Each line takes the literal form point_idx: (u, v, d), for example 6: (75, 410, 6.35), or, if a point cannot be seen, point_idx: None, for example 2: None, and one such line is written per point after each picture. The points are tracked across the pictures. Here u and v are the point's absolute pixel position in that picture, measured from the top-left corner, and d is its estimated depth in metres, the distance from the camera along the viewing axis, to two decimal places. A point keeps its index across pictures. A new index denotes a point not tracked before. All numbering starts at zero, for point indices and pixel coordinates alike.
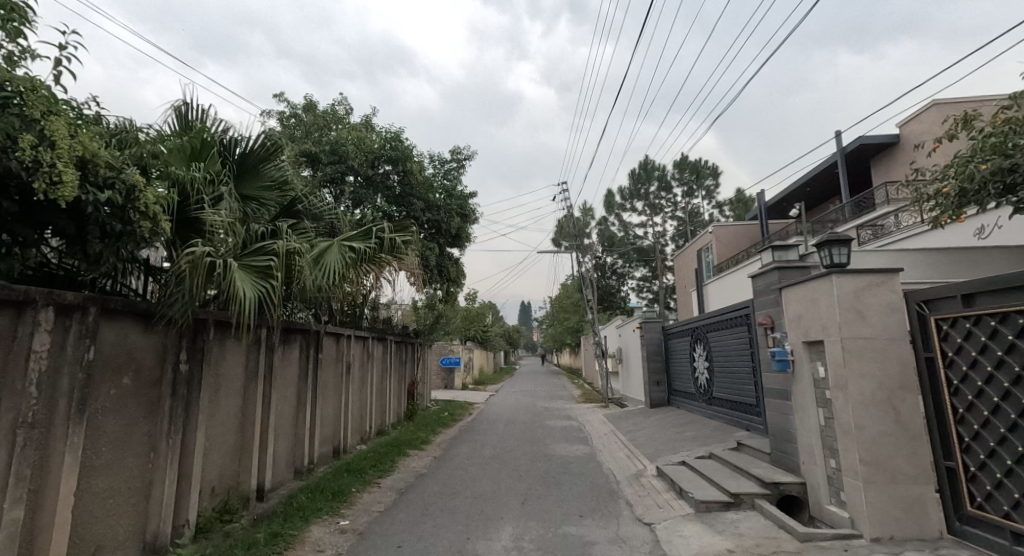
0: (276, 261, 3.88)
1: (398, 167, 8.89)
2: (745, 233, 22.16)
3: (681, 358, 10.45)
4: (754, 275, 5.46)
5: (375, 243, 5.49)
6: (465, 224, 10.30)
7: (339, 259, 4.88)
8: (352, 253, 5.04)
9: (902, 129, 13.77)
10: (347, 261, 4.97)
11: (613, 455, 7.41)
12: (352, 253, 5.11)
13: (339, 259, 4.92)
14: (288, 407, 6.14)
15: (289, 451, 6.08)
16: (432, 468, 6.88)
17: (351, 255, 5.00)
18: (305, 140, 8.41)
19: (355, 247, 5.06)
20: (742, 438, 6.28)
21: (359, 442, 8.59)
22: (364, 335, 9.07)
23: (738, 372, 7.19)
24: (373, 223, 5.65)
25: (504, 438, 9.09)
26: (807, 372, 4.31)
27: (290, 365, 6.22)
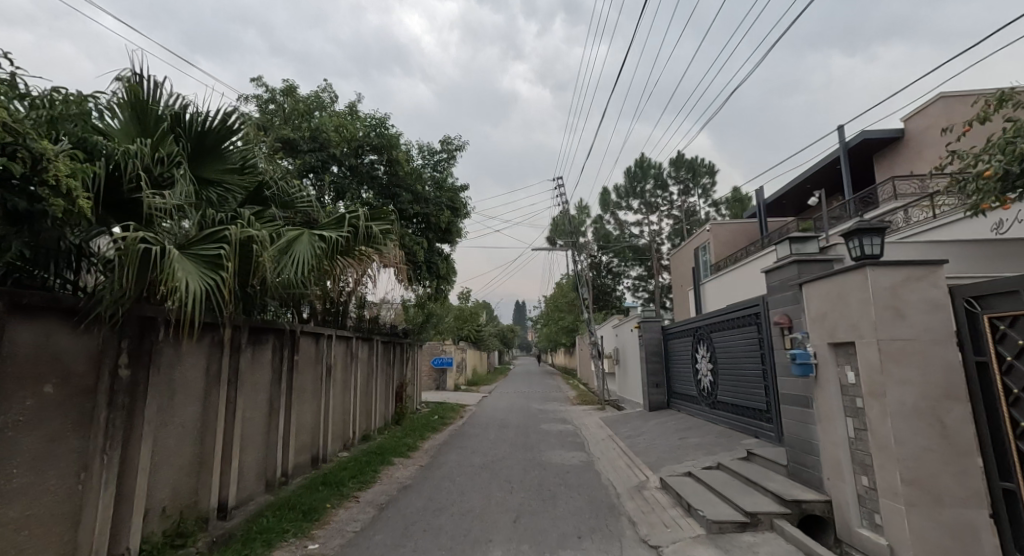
0: (228, 250, 3.36)
1: (383, 156, 8.37)
2: (743, 231, 21.79)
3: (681, 359, 10.02)
4: (768, 269, 5.00)
5: (351, 232, 4.96)
6: (455, 220, 9.80)
7: (309, 250, 4.34)
8: (325, 244, 4.51)
9: (906, 123, 13.39)
10: (317, 252, 4.45)
11: (612, 463, 6.93)
12: (323, 243, 4.57)
13: (309, 249, 4.39)
14: (258, 414, 5.62)
15: (259, 462, 5.56)
16: (417, 479, 6.37)
17: (324, 246, 4.47)
18: (284, 126, 7.86)
19: (329, 237, 4.54)
20: (752, 447, 5.81)
21: (341, 449, 8.06)
22: (348, 335, 8.55)
23: (745, 374, 6.74)
24: (348, 211, 5.12)
25: (497, 444, 8.59)
26: (833, 377, 3.84)
27: (261, 367, 5.69)
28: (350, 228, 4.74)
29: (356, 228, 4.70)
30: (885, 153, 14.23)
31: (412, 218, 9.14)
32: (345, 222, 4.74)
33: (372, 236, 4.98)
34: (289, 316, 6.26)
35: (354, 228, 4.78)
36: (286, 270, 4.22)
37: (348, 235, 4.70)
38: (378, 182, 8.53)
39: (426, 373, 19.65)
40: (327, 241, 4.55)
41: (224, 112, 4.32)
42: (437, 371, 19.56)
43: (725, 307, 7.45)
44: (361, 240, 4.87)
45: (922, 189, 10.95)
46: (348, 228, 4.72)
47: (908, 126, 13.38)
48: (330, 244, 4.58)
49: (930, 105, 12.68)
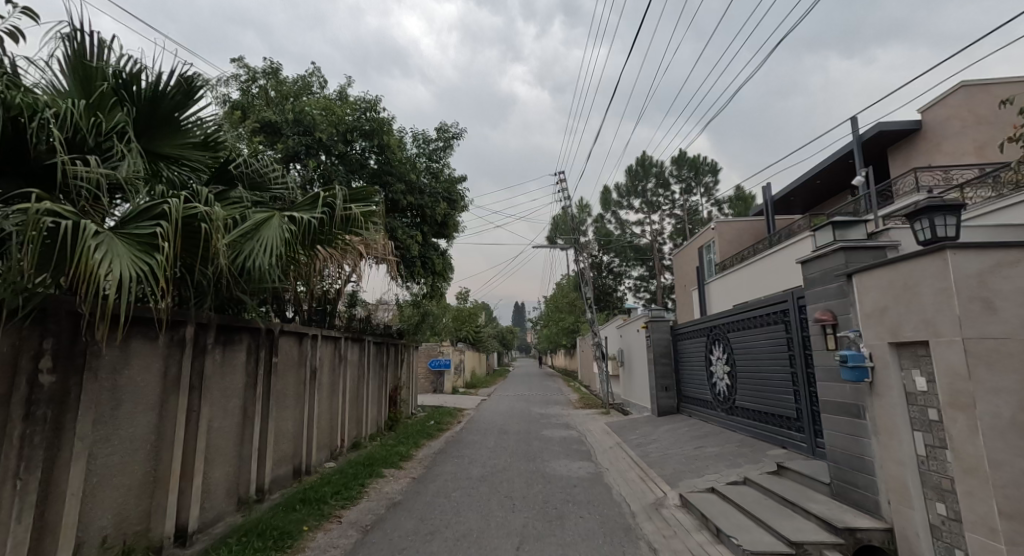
0: (166, 227, 2.73)
1: (374, 143, 7.75)
2: (750, 229, 21.18)
3: (693, 362, 9.42)
4: (805, 259, 4.41)
5: (327, 214, 4.24)
6: (452, 212, 9.19)
7: (278, 235, 3.71)
8: (297, 225, 3.87)
9: (924, 114, 12.82)
10: (287, 236, 3.81)
11: (623, 476, 6.32)
12: (295, 226, 3.94)
13: (278, 233, 3.76)
14: (230, 423, 5.00)
15: (230, 476, 4.94)
16: (408, 495, 5.75)
17: (295, 228, 3.84)
18: (266, 108, 7.24)
19: (299, 217, 3.89)
20: (783, 460, 5.20)
21: (328, 458, 7.43)
22: (336, 335, 7.92)
23: (769, 377, 6.18)
24: (324, 189, 4.39)
25: (496, 453, 7.96)
26: (896, 383, 3.24)
27: (232, 370, 5.07)
28: (327, 207, 4.08)
29: (336, 206, 4.04)
30: (901, 146, 13.66)
31: (405, 210, 8.54)
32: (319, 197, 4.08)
33: (357, 216, 4.31)
34: (267, 313, 5.66)
35: (330, 205, 4.12)
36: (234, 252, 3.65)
37: (325, 214, 4.05)
38: (368, 170, 7.90)
39: (423, 375, 19.02)
40: (298, 221, 3.88)
41: (181, 75, 3.69)
42: (434, 373, 18.90)
43: (747, 304, 6.87)
44: (345, 223, 4.22)
45: (945, 182, 10.37)
46: (324, 206, 4.06)
47: (926, 117, 12.82)
48: (301, 225, 3.93)
49: (951, 94, 12.12)
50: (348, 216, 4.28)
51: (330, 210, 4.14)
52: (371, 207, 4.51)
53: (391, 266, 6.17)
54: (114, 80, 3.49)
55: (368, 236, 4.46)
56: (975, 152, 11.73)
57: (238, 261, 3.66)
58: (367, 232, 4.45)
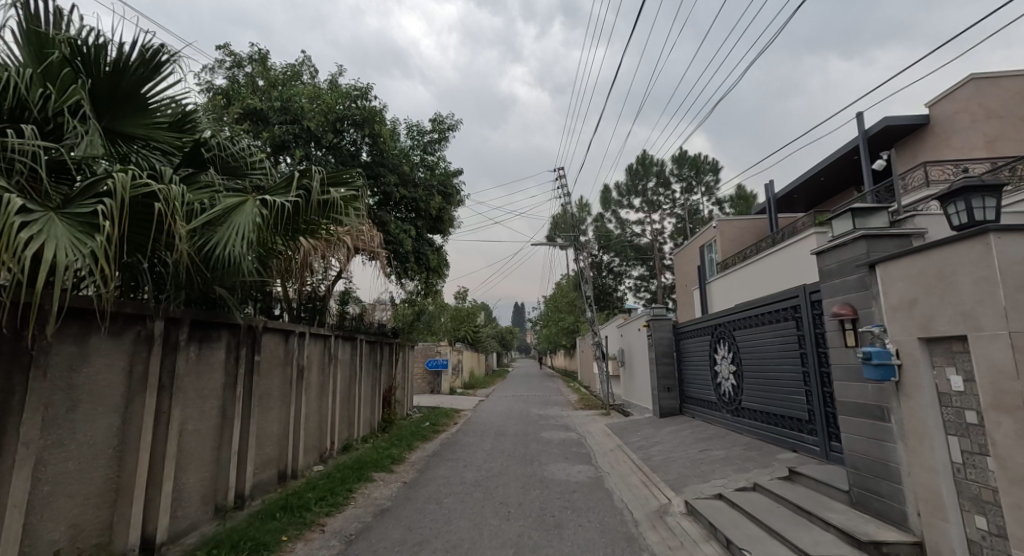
0: (109, 206, 2.43)
1: (365, 134, 7.45)
2: (752, 227, 20.90)
3: (697, 361, 9.09)
4: (820, 250, 4.12)
5: (304, 198, 3.79)
6: (447, 207, 8.91)
7: (250, 219, 3.40)
8: (269, 209, 3.54)
9: (931, 109, 12.54)
10: (260, 220, 3.48)
11: (625, 480, 6.02)
12: (269, 210, 3.59)
13: (250, 217, 3.43)
14: (207, 426, 4.70)
15: (206, 481, 4.63)
16: (398, 501, 5.44)
17: (267, 212, 3.52)
18: (252, 96, 6.94)
19: (271, 201, 3.56)
20: (794, 464, 4.90)
21: (316, 462, 7.13)
22: (325, 333, 7.61)
23: (776, 376, 5.90)
24: (302, 171, 3.90)
25: (492, 456, 7.65)
26: (927, 382, 2.95)
27: (209, 369, 4.74)
28: (303, 190, 3.74)
29: (312, 189, 3.70)
30: (908, 142, 13.39)
31: (398, 203, 8.25)
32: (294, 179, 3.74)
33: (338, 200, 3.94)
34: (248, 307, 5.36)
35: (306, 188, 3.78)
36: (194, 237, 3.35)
37: (301, 198, 3.71)
38: (360, 162, 7.60)
39: (420, 376, 18.69)
40: (270, 205, 3.55)
41: (143, 45, 3.36)
42: (431, 374, 18.57)
43: (753, 301, 6.59)
44: (324, 209, 3.87)
45: (955, 177, 10.10)
46: (300, 189, 3.73)
47: (934, 111, 12.55)
48: (273, 210, 3.60)
49: (960, 88, 11.85)
50: (328, 201, 3.93)
51: (307, 193, 3.79)
52: (353, 191, 4.13)
53: (380, 260, 5.91)
54: (67, 49, 3.16)
55: (350, 224, 4.09)
56: (985, 146, 11.45)
57: (204, 249, 3.36)
58: (348, 219, 4.07)
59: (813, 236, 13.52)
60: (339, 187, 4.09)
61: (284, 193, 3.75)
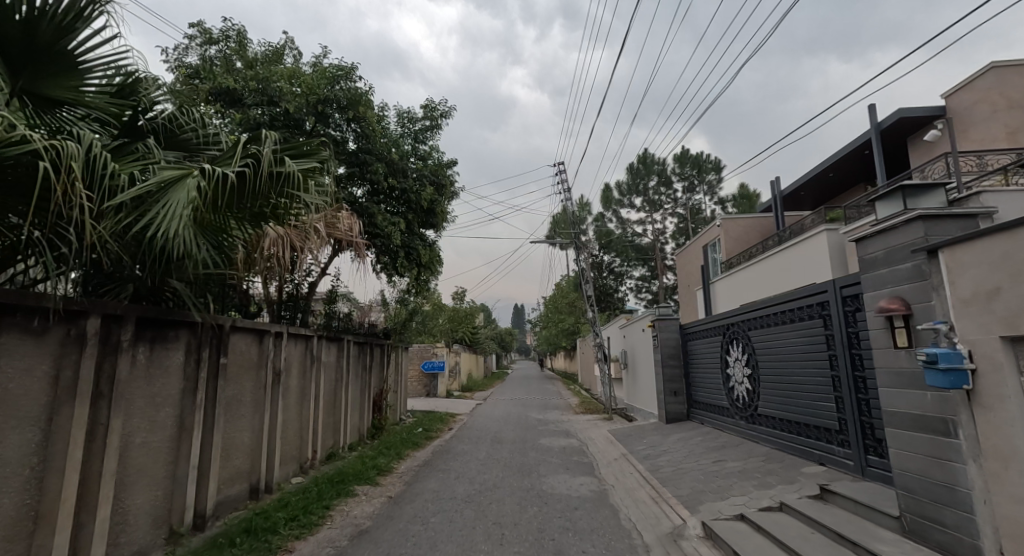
0: None
1: (350, 118, 6.95)
2: (757, 226, 20.36)
3: (707, 364, 8.51)
4: (860, 237, 3.58)
5: (255, 169, 3.18)
6: (440, 200, 8.38)
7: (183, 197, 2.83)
8: (207, 181, 2.95)
9: (948, 100, 12.06)
10: (197, 196, 2.89)
11: (632, 496, 5.44)
12: (209, 184, 3.00)
13: (184, 195, 2.86)
14: (161, 438, 4.13)
15: (158, 501, 4.08)
16: (379, 520, 4.87)
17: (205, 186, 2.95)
18: (225, 75, 6.41)
19: (211, 173, 2.99)
20: (826, 482, 4.33)
21: (294, 474, 6.55)
22: (307, 334, 7.05)
23: (798, 381, 5.34)
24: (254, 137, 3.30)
25: (487, 466, 7.08)
26: (1014, 391, 2.42)
27: (163, 373, 4.17)
28: (251, 161, 3.14)
29: (261, 159, 3.09)
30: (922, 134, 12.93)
31: (387, 195, 7.74)
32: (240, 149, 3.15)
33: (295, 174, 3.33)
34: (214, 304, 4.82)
35: (256, 159, 3.18)
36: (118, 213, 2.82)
37: (249, 170, 3.11)
38: (346, 151, 7.14)
39: (415, 378, 18.11)
40: (208, 176, 2.97)
41: None
42: (427, 376, 17.99)
43: (771, 299, 6.04)
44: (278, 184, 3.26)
45: (977, 169, 9.58)
46: (247, 159, 3.13)
47: (950, 102, 12.08)
48: (215, 183, 3.03)
49: (979, 77, 11.34)
50: (284, 175, 3.31)
51: (256, 165, 3.18)
52: (316, 165, 3.51)
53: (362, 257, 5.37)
54: None
55: (311, 205, 3.45)
56: (1007, 138, 10.89)
57: (133, 229, 2.81)
58: (309, 198, 3.44)
59: (824, 234, 12.99)
60: (301, 159, 3.50)
61: (228, 163, 3.15)
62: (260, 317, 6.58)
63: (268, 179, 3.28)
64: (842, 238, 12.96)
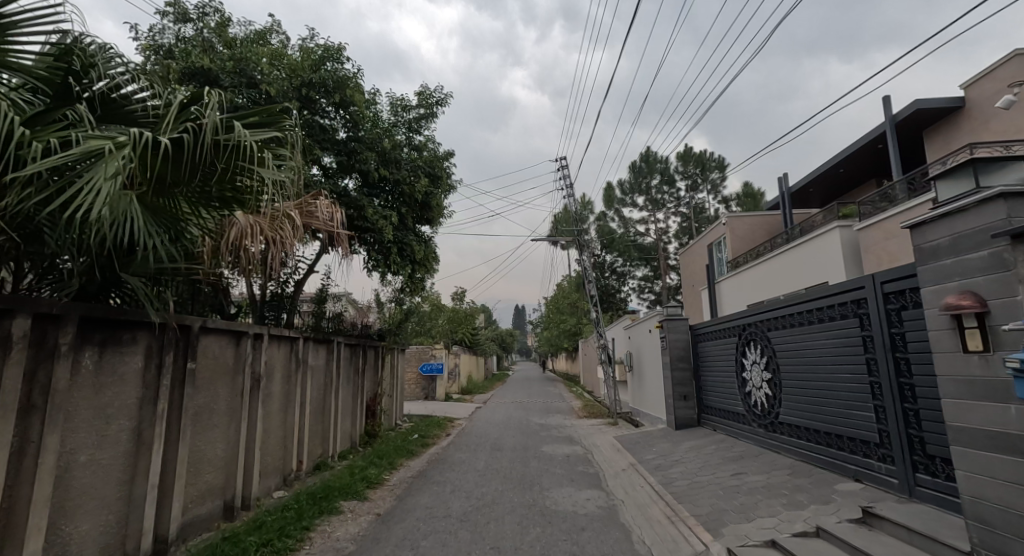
0: None
1: (335, 103, 6.50)
2: (763, 224, 19.86)
3: (721, 366, 8.00)
4: (915, 223, 3.10)
5: (192, 134, 2.71)
6: (435, 193, 7.89)
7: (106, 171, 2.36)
8: (135, 150, 2.49)
9: (968, 91, 11.57)
10: (123, 169, 2.41)
11: (644, 515, 4.92)
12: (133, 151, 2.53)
13: (111, 169, 2.38)
14: (113, 454, 3.63)
15: (110, 526, 3.58)
16: (364, 544, 4.35)
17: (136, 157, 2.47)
18: (201, 55, 5.90)
19: (140, 140, 2.53)
20: (869, 503, 3.83)
21: (277, 487, 6.05)
22: (292, 336, 6.56)
23: (827, 387, 4.84)
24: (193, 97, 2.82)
25: (486, 478, 6.57)
26: None
27: (115, 380, 3.67)
28: (189, 126, 2.70)
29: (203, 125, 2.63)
30: (939, 127, 12.45)
31: (378, 186, 7.26)
32: (176, 114, 2.72)
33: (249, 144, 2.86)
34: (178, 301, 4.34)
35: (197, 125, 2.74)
36: (28, 188, 2.36)
37: (188, 137, 2.66)
38: (331, 140, 6.68)
39: (413, 381, 17.61)
40: (137, 144, 2.52)
41: None
42: (425, 379, 17.51)
43: (795, 297, 5.52)
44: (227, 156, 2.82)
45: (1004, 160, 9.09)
46: (184, 126, 2.69)
47: (970, 93, 11.60)
48: (146, 153, 2.58)
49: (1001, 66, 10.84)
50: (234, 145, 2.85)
51: (197, 133, 2.74)
52: (276, 135, 3.04)
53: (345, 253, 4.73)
54: None
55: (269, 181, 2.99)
56: None
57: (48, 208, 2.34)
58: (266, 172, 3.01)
59: (837, 231, 12.53)
60: (255, 128, 3.03)
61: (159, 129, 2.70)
62: (240, 317, 6.08)
63: (213, 150, 2.83)
64: (856, 234, 12.50)
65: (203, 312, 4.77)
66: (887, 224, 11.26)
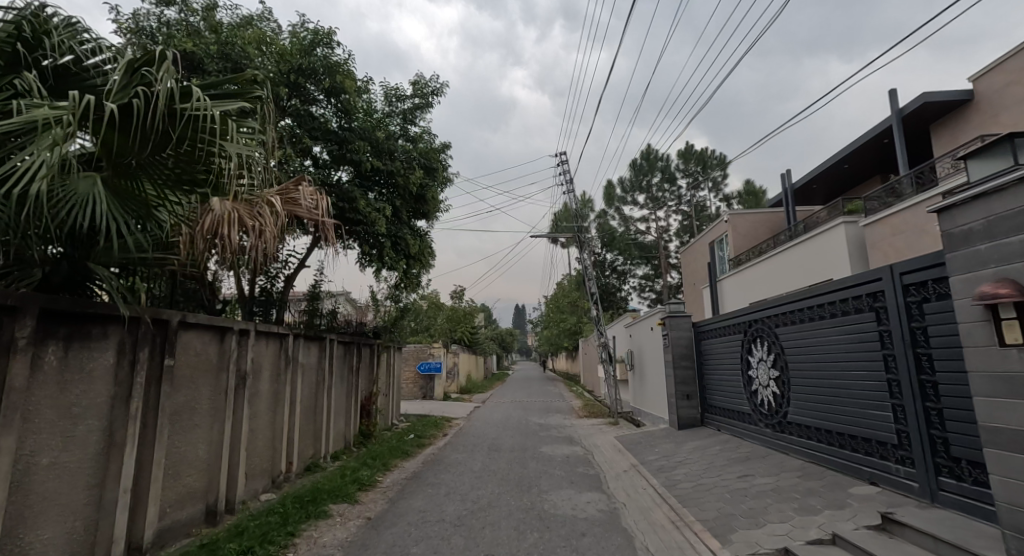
0: None
1: (325, 90, 6.32)
2: (765, 221, 19.64)
3: (725, 364, 7.75)
4: (942, 207, 2.91)
5: (143, 98, 2.53)
6: (431, 185, 7.65)
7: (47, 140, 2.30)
8: (78, 116, 2.38)
9: (976, 83, 11.34)
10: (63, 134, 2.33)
11: (647, 519, 4.68)
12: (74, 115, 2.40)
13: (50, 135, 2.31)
14: (79, 457, 3.38)
15: (77, 532, 3.35)
16: (351, 551, 4.12)
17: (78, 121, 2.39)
18: (184, 38, 5.67)
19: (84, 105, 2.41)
20: (888, 508, 3.58)
21: (264, 489, 5.81)
22: (281, 332, 6.32)
23: (840, 385, 4.60)
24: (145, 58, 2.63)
25: (482, 480, 6.33)
26: None
27: (81, 377, 3.43)
28: (139, 91, 2.51)
29: (156, 90, 2.48)
30: (947, 120, 12.21)
31: (371, 177, 7.02)
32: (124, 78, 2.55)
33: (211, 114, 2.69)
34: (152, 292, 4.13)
35: (149, 91, 2.55)
36: None
37: (135, 102, 2.48)
38: (320, 128, 6.45)
39: (411, 380, 17.36)
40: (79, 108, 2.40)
41: None
42: (423, 378, 17.29)
43: (805, 292, 5.29)
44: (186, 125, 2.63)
45: None
46: (133, 91, 2.49)
47: (978, 85, 11.36)
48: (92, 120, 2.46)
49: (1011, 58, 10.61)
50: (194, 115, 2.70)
51: (148, 98, 2.56)
52: (239, 106, 2.93)
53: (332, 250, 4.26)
54: None
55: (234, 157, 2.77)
56: None
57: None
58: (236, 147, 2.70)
59: (843, 226, 12.29)
60: (217, 98, 2.95)
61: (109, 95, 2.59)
62: (226, 312, 5.85)
63: (167, 118, 2.65)
64: (861, 230, 12.25)
65: (182, 305, 4.53)
66: (893, 219, 11.01)
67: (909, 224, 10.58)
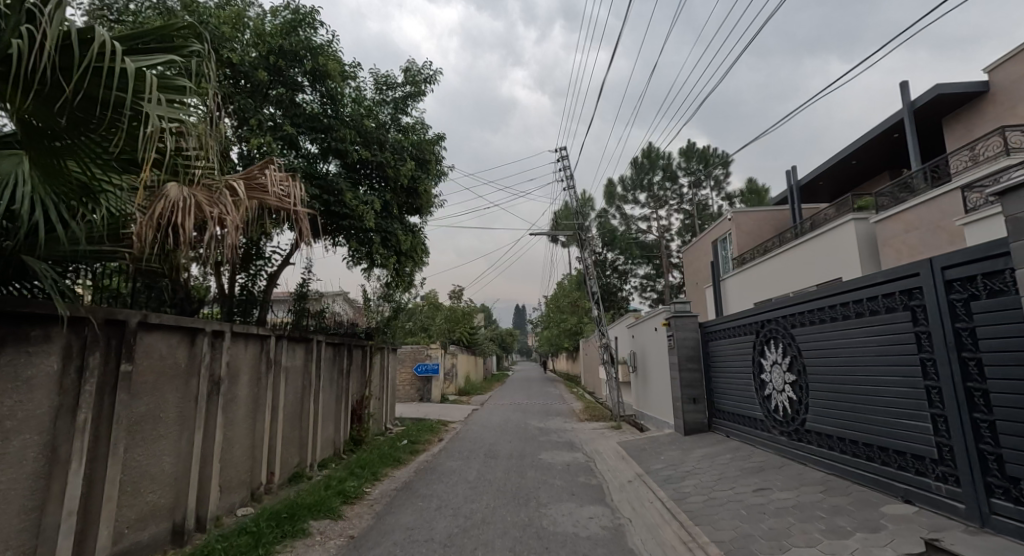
0: None
1: (309, 74, 5.94)
2: (770, 219, 19.23)
3: (735, 367, 7.34)
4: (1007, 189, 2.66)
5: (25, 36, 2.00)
6: (422, 178, 7.25)
7: None
8: None
9: (991, 74, 10.92)
10: None
11: (656, 539, 4.25)
12: None
13: None
14: (12, 477, 2.97)
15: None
16: None
17: None
18: (154, 16, 5.26)
19: None
20: (932, 534, 3.16)
21: (241, 503, 5.39)
22: (262, 333, 5.91)
23: (868, 392, 4.19)
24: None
25: (477, 492, 5.91)
26: None
27: (14, 385, 3.02)
28: (23, 31, 2.01)
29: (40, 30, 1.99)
30: (961, 113, 11.80)
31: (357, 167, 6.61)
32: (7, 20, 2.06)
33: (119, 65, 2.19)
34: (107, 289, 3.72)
35: (36, 30, 2.06)
36: None
37: (16, 43, 1.96)
38: (302, 114, 6.03)
39: (407, 382, 16.94)
40: None
41: None
42: (420, 380, 16.87)
43: (825, 289, 4.88)
44: (85, 78, 2.13)
45: None
46: (17, 30, 2.05)
47: (994, 76, 10.95)
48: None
49: None
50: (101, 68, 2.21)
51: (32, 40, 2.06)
52: (164, 59, 2.41)
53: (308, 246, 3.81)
54: None
55: (151, 124, 2.29)
56: None
57: None
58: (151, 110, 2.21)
59: (852, 223, 11.84)
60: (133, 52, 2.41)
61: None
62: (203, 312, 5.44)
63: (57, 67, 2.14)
64: (872, 227, 11.81)
65: (143, 302, 4.11)
66: (906, 215, 10.59)
67: (922, 221, 10.16)
